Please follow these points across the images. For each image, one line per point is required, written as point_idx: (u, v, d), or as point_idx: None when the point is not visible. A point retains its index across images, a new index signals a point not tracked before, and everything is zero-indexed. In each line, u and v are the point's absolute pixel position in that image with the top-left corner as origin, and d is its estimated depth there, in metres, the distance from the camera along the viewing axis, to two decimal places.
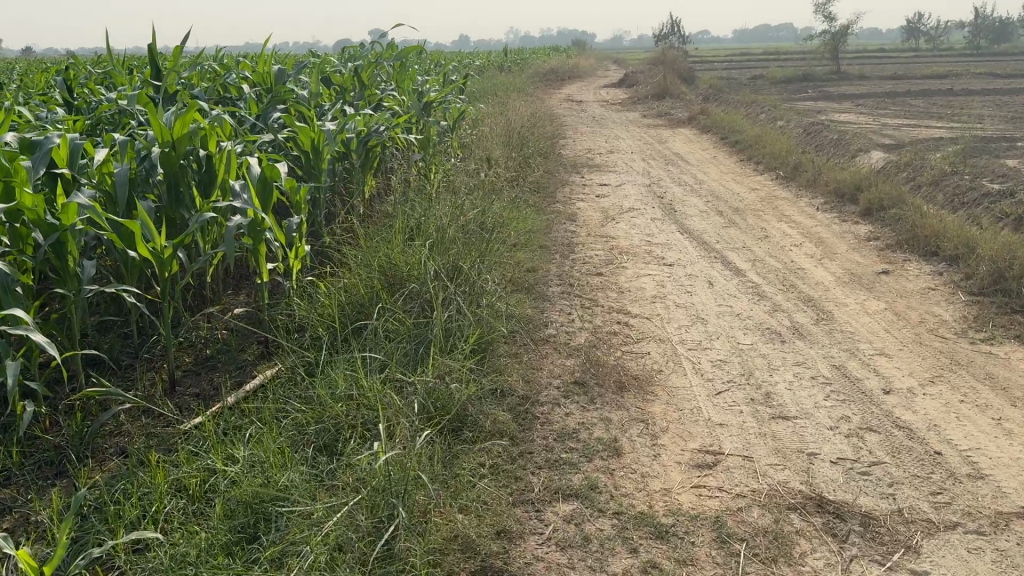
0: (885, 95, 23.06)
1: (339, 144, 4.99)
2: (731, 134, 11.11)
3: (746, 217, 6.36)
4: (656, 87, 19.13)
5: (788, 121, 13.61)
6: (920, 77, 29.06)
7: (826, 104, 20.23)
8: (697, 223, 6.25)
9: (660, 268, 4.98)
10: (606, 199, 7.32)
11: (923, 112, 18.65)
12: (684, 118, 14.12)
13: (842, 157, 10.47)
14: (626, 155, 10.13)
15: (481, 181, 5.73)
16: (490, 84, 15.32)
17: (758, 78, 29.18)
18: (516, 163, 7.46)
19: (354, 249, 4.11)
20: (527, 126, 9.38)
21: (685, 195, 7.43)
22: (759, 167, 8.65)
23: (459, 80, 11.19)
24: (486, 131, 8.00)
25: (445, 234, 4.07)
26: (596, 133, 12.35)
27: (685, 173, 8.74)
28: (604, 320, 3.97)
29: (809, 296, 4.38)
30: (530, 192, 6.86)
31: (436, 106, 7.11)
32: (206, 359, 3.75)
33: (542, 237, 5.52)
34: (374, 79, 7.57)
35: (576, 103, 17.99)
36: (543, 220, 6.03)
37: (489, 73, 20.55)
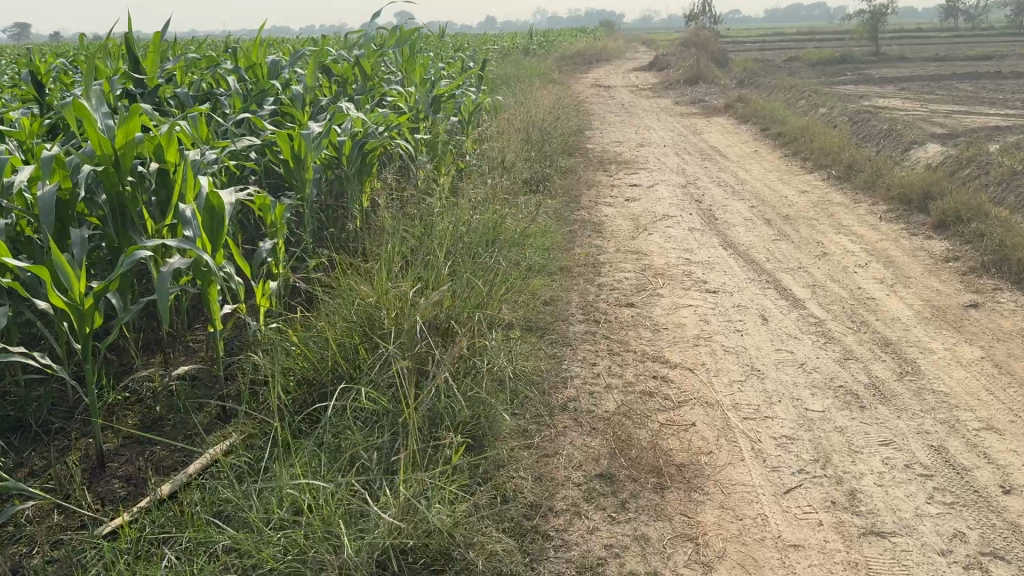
0: (929, 78, 21.97)
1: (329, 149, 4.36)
2: (772, 125, 10.27)
3: (797, 228, 5.59)
4: (689, 71, 18.24)
5: (831, 108, 12.73)
6: (964, 59, 27.83)
7: (868, 89, 19.22)
8: (741, 235, 5.49)
9: (701, 296, 4.26)
10: (636, 204, 6.58)
11: (972, 96, 17.61)
12: (719, 105, 13.31)
13: (895, 150, 9.61)
14: (659, 149, 9.35)
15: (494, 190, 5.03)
16: (512, 70, 14.59)
17: (793, 60, 28.07)
18: (537, 165, 6.75)
19: (334, 285, 3.43)
20: (551, 119, 8.65)
21: (726, 198, 6.67)
22: (807, 164, 7.86)
23: (480, 68, 10.48)
24: (505, 129, 7.30)
25: (443, 267, 3.38)
26: (626, 123, 11.58)
27: (723, 170, 7.97)
28: (636, 373, 3.26)
29: (885, 337, 3.62)
30: (551, 199, 6.15)
31: (447, 102, 6.42)
32: (152, 427, 3.10)
33: (564, 256, 4.80)
34: (381, 70, 6.88)
35: (603, 90, 17.16)
36: (566, 234, 5.31)
37: (513, 57, 19.83)
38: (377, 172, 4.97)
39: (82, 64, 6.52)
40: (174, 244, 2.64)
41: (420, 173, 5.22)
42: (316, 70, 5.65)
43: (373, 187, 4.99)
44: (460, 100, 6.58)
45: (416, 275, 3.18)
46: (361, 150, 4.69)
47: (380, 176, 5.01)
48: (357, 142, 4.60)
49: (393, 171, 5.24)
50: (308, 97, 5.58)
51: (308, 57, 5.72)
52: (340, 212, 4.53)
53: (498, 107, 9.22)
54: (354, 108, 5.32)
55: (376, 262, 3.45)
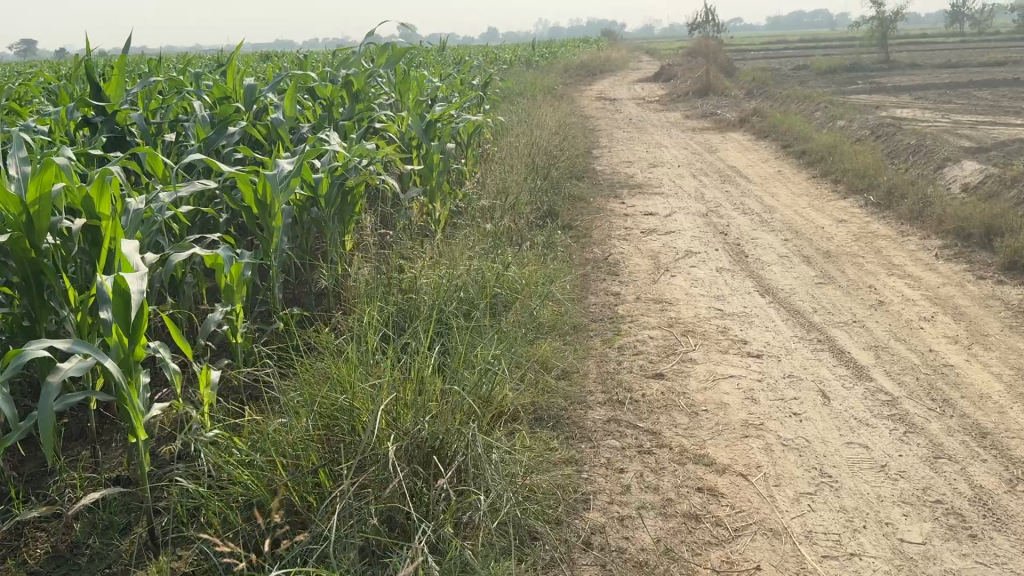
0: (945, 85, 21.30)
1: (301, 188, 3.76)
2: (792, 142, 9.61)
3: (841, 268, 4.91)
4: (697, 83, 17.60)
5: (851, 121, 12.06)
6: (977, 65, 27.14)
7: (882, 99, 18.57)
8: (778, 277, 4.81)
9: (743, 361, 3.57)
10: (654, 237, 5.94)
11: (991, 105, 16.93)
12: (733, 118, 12.65)
13: (927, 169, 8.93)
14: (672, 169, 8.69)
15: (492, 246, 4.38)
16: (514, 85, 13.97)
17: (801, 69, 27.43)
18: (543, 197, 6.10)
19: (296, 376, 2.76)
20: (557, 141, 8.01)
21: (754, 229, 5.99)
22: (839, 187, 7.19)
23: (481, 84, 9.85)
24: (508, 154, 6.67)
25: (428, 359, 2.72)
26: (635, 140, 10.92)
27: (747, 193, 7.31)
28: (676, 481, 2.57)
29: (978, 424, 2.94)
30: (561, 236, 5.50)
31: (443, 127, 5.80)
32: (63, 559, 2.44)
33: (577, 309, 4.14)
34: (371, 91, 6.26)
35: (609, 103, 16.52)
36: (579, 281, 4.65)
37: (514, 71, 19.25)
38: (363, 209, 4.36)
39: (41, 87, 5.91)
40: (65, 346, 2.06)
41: (412, 213, 4.61)
42: (296, 94, 5.03)
43: (358, 230, 4.38)
44: (459, 125, 5.97)
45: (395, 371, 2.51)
46: (342, 189, 4.08)
47: (363, 215, 4.39)
48: (334, 179, 3.98)
49: (382, 211, 4.63)
50: (287, 124, 4.98)
51: (290, 79, 5.14)
52: (317, 259, 3.90)
53: (500, 128, 8.60)
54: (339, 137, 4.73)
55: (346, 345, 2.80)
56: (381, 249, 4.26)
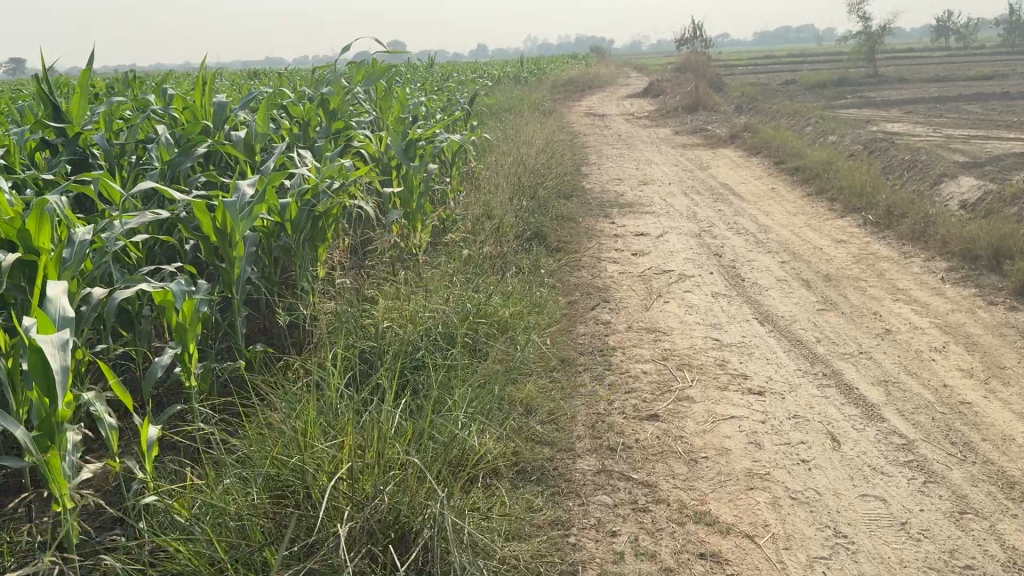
0: (934, 99, 21.24)
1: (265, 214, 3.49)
2: (785, 159, 9.40)
3: (843, 294, 4.66)
4: (686, 99, 17.44)
5: (843, 136, 11.88)
6: (964, 79, 27.17)
7: (872, 113, 18.46)
8: (777, 304, 4.55)
9: (744, 399, 3.30)
10: (645, 259, 5.68)
11: (981, 119, 16.84)
12: (723, 134, 12.46)
13: (922, 185, 8.74)
14: (662, 187, 8.45)
15: (473, 275, 4.13)
16: (500, 102, 13.75)
17: (790, 83, 27.37)
18: (529, 218, 5.83)
19: (250, 430, 2.48)
20: (544, 158, 7.76)
21: (749, 251, 5.74)
22: (835, 205, 6.97)
23: (466, 100, 9.60)
24: (493, 173, 6.42)
25: (397, 418, 2.45)
26: (624, 157, 10.70)
27: (740, 212, 7.07)
28: (675, 546, 2.29)
29: (1004, 472, 2.68)
30: (548, 259, 5.23)
31: (423, 147, 5.55)
32: None
33: (566, 341, 3.86)
34: (349, 109, 6.01)
35: (597, 119, 16.33)
36: (567, 309, 4.38)
37: (501, 87, 19.05)
38: (336, 235, 4.11)
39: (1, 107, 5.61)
40: None
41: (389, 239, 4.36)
42: (267, 112, 4.77)
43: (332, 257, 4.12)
44: (441, 144, 5.72)
45: (358, 427, 2.24)
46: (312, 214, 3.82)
47: (337, 240, 4.14)
48: (302, 203, 3.72)
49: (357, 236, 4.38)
50: (258, 145, 4.72)
51: (262, 97, 4.89)
52: (285, 290, 3.64)
53: (485, 146, 8.35)
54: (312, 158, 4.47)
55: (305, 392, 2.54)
56: (353, 279, 3.99)
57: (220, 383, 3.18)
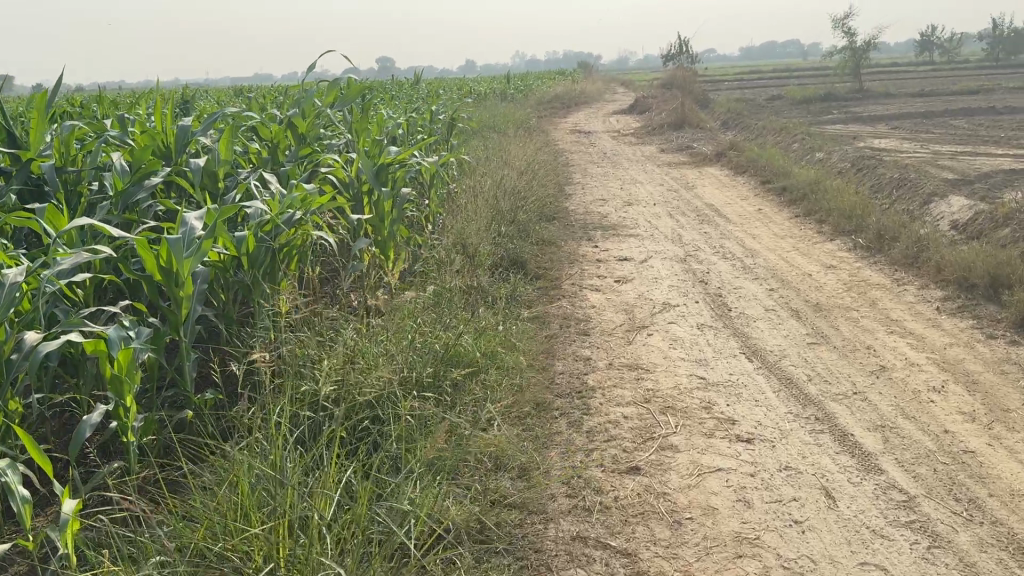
0: (920, 114, 21.20)
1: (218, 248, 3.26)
2: (772, 178, 9.22)
3: (835, 325, 4.45)
4: (672, 115, 17.29)
5: (830, 153, 11.73)
6: (949, 94, 27.22)
7: (859, 129, 18.36)
8: (766, 336, 4.33)
9: (731, 448, 3.06)
10: (628, 287, 5.45)
11: (968, 134, 16.75)
12: (709, 151, 12.29)
13: (912, 205, 8.57)
14: (647, 208, 8.24)
15: (444, 311, 3.89)
16: (484, 120, 13.54)
17: (776, 99, 27.33)
18: (508, 244, 5.61)
19: (184, 502, 2.24)
20: (525, 179, 7.54)
21: (736, 277, 5.53)
22: (824, 228, 6.77)
23: (446, 119, 9.38)
24: (470, 197, 6.19)
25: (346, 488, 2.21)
26: (609, 175, 10.50)
27: (727, 235, 6.87)
28: None
29: (1015, 535, 2.46)
30: (527, 288, 5.01)
31: (397, 171, 5.31)
32: None
33: (542, 380, 3.62)
34: (320, 130, 5.77)
35: (583, 136, 16.14)
36: (545, 344, 4.14)
37: (485, 104, 18.86)
38: (300, 267, 3.88)
39: None
40: None
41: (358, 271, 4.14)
42: (229, 136, 4.52)
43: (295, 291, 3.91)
44: (415, 169, 5.50)
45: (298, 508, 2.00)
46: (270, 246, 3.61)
47: (300, 273, 3.91)
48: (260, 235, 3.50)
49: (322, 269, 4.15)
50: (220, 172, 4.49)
51: (225, 121, 4.65)
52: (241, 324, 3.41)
53: (465, 167, 8.12)
54: (277, 184, 4.25)
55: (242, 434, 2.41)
56: (316, 316, 3.74)
57: (168, 436, 2.95)
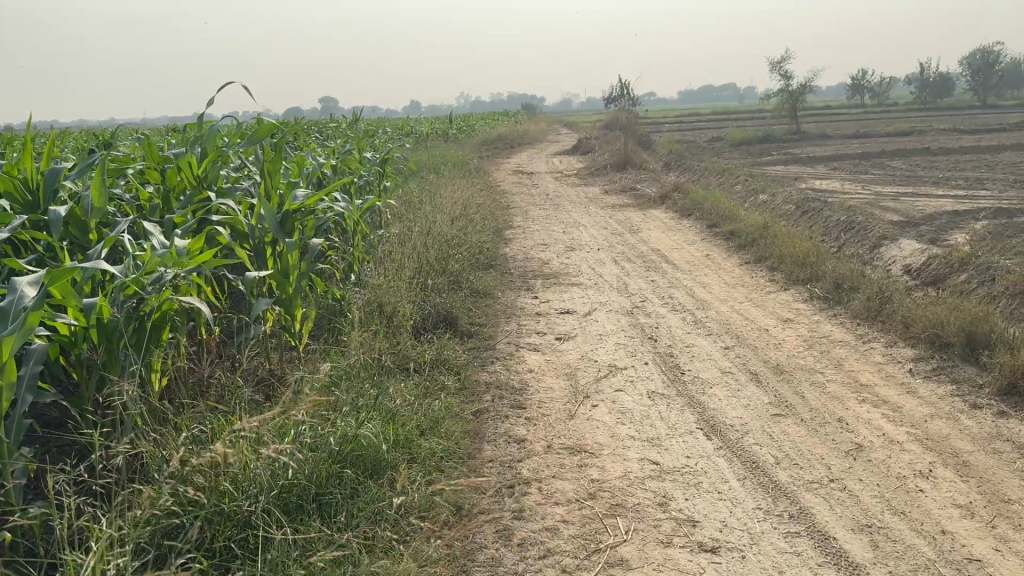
0: (858, 155, 21.40)
1: (60, 316, 2.71)
2: (719, 221, 8.85)
3: (799, 392, 3.96)
4: (615, 156, 17.01)
5: (775, 194, 11.48)
6: (883, 135, 27.75)
7: (799, 169, 18.34)
8: (724, 407, 3.81)
9: (693, 562, 2.50)
10: (569, 345, 4.91)
11: (907, 175, 16.83)
12: (654, 193, 11.94)
13: (863, 249, 8.26)
14: (590, 254, 7.75)
15: (350, 391, 3.29)
16: (422, 160, 13.01)
17: (718, 141, 27.48)
18: (436, 298, 5.03)
19: None
20: (459, 224, 6.99)
21: (688, 333, 5.03)
22: (777, 275, 6.36)
23: (377, 159, 8.81)
24: (394, 247, 5.61)
25: None
26: (550, 218, 10.02)
27: (675, 283, 6.40)
28: None
29: None
30: (456, 349, 4.43)
31: (306, 221, 4.73)
32: None
33: (466, 472, 3.03)
34: (222, 175, 5.17)
35: (525, 177, 15.73)
36: (473, 421, 3.55)
37: (424, 145, 18.35)
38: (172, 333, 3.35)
39: None
40: None
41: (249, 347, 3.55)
42: (105, 179, 3.89)
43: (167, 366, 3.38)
44: (330, 216, 4.98)
45: None
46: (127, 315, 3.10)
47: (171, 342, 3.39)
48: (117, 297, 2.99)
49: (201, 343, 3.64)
50: (95, 223, 3.92)
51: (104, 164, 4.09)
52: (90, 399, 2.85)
53: (393, 211, 7.55)
54: (158, 237, 3.72)
55: (69, 554, 1.88)
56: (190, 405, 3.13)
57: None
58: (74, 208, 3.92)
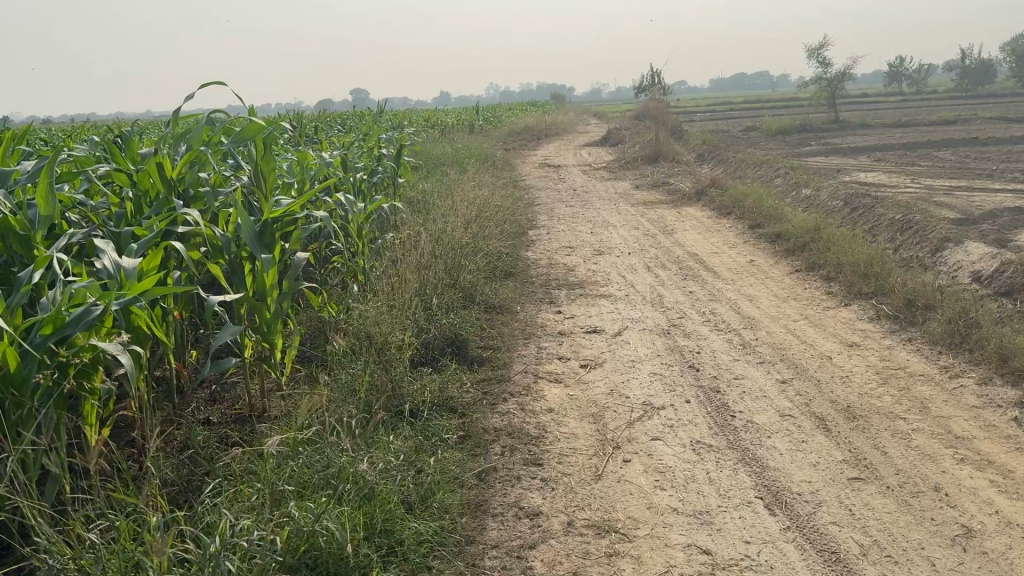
0: (902, 145, 20.37)
1: None
2: (762, 223, 8.06)
3: (880, 447, 3.25)
4: (646, 147, 16.21)
5: (819, 189, 10.67)
6: (926, 123, 26.64)
7: (841, 161, 17.41)
8: (787, 467, 3.10)
9: None
10: (597, 372, 4.20)
11: (956, 167, 15.86)
12: (688, 188, 11.16)
13: (922, 251, 7.47)
14: (620, 259, 7.01)
15: (321, 457, 2.63)
16: (442, 154, 12.31)
17: (752, 129, 26.49)
18: (442, 318, 4.36)
19: None
20: (474, 227, 6.29)
21: (736, 359, 4.30)
22: (834, 287, 5.60)
23: (389, 153, 8.11)
24: (398, 259, 4.94)
25: None
26: (577, 217, 9.28)
27: (717, 295, 5.66)
28: None
29: None
30: (462, 384, 3.76)
31: (293, 232, 4.07)
32: None
33: (463, 569, 2.37)
34: (204, 179, 4.53)
35: (552, 171, 14.98)
36: (476, 487, 2.87)
37: (447, 136, 17.63)
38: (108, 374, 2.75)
39: None
40: None
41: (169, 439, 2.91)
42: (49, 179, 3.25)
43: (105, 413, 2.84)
44: (322, 224, 4.33)
45: None
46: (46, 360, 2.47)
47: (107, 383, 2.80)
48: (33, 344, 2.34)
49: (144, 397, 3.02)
50: (41, 236, 3.31)
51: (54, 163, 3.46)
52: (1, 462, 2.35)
53: (404, 212, 6.87)
54: (108, 255, 3.06)
55: None
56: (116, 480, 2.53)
57: None
58: (14, 218, 3.30)
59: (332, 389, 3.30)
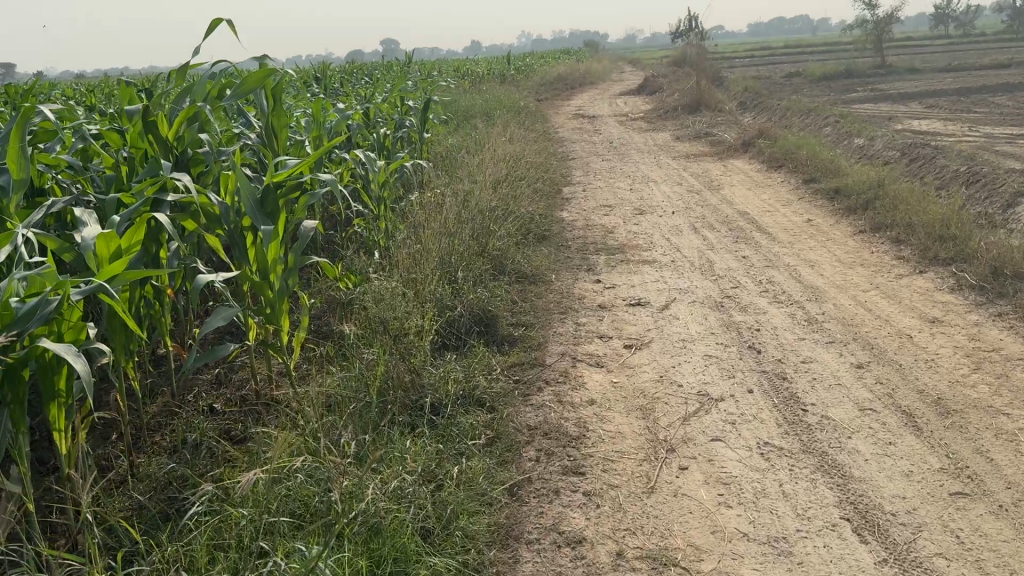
0: (957, 90, 19.32)
1: None
2: (817, 177, 7.44)
3: (984, 452, 2.74)
4: (686, 96, 15.46)
5: (874, 138, 9.97)
6: (980, 67, 25.34)
7: (892, 108, 16.51)
8: (876, 478, 2.62)
9: None
10: (644, 353, 3.73)
11: (1016, 113, 14.92)
12: (733, 139, 10.51)
13: (995, 206, 6.83)
14: (663, 218, 6.47)
15: (319, 479, 2.21)
16: (473, 106, 11.73)
17: (795, 74, 25.41)
18: (468, 292, 3.90)
19: None
20: (505, 188, 5.79)
21: (802, 338, 3.79)
22: (905, 251, 5.03)
23: (416, 106, 7.58)
24: (422, 225, 4.47)
25: None
26: (615, 172, 8.72)
27: (774, 260, 5.12)
28: None
29: None
30: (491, 371, 3.31)
31: (302, 197, 3.58)
32: None
33: None
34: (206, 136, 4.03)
35: (587, 122, 14.32)
36: (507, 506, 2.44)
37: (477, 87, 16.98)
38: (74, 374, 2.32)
39: None
40: None
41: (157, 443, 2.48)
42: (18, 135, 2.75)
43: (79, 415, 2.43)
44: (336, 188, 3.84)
45: None
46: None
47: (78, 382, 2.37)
48: None
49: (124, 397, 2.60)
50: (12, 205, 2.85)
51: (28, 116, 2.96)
52: None
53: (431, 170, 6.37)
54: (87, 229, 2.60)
55: None
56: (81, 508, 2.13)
57: None
58: None
59: (341, 384, 2.87)
